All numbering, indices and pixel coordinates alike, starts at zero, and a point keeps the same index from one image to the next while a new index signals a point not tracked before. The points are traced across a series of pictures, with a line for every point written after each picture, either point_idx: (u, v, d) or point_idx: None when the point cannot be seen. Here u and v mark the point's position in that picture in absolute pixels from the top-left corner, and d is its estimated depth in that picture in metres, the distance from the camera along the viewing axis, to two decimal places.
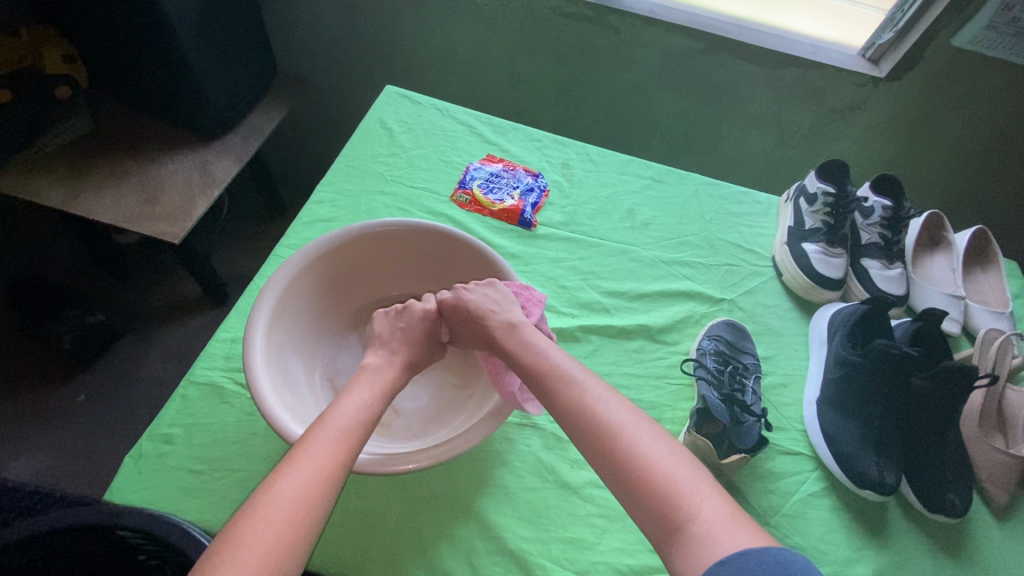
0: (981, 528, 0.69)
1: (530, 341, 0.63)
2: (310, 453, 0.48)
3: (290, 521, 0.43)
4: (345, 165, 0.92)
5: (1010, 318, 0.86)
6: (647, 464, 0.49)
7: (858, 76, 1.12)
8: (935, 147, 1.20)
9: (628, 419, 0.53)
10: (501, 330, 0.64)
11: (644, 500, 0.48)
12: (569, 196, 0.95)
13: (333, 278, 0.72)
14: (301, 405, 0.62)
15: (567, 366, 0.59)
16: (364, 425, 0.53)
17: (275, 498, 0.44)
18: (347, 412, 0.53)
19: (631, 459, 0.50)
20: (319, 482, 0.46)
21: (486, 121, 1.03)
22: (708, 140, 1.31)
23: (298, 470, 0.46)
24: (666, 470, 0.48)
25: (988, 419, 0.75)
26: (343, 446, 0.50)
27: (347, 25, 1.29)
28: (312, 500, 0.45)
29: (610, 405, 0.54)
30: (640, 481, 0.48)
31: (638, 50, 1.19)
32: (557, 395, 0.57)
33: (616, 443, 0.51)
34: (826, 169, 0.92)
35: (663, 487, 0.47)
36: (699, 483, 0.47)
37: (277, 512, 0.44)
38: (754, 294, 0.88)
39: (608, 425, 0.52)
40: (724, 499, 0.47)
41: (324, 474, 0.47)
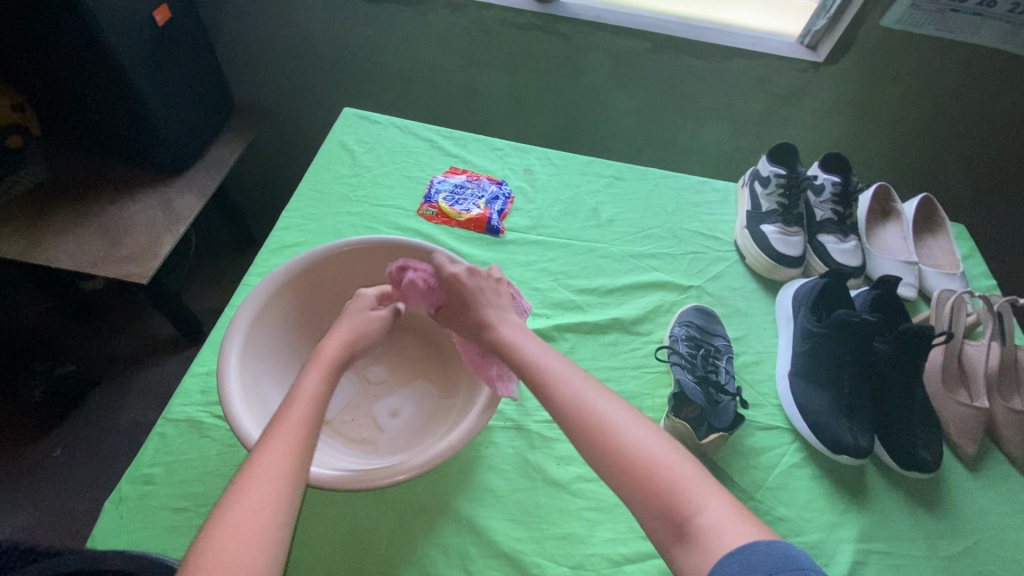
0: (955, 480, 0.72)
1: (518, 334, 0.61)
2: (260, 470, 0.46)
3: (251, 546, 0.41)
4: (310, 190, 0.92)
5: (961, 278, 0.90)
6: (643, 462, 0.49)
7: (799, 62, 1.17)
8: (877, 125, 1.26)
9: (619, 414, 0.53)
10: (494, 318, 0.63)
11: (640, 497, 0.48)
12: (534, 200, 0.97)
13: (305, 300, 0.71)
14: None
15: (551, 362, 0.57)
16: (309, 428, 0.50)
17: (237, 514, 0.43)
18: (293, 415, 0.50)
19: (625, 455, 0.49)
20: (270, 506, 0.44)
21: (447, 134, 1.04)
22: (667, 135, 1.35)
23: (248, 493, 0.44)
24: (660, 463, 0.49)
25: (952, 376, 0.79)
26: (294, 455, 0.47)
27: (302, 50, 1.31)
28: (269, 519, 0.43)
29: (598, 403, 0.53)
30: (642, 479, 0.48)
31: (589, 54, 1.23)
32: (545, 386, 0.56)
33: (609, 440, 0.51)
34: (777, 153, 0.95)
35: (662, 483, 0.48)
36: (691, 474, 0.48)
37: (226, 538, 0.41)
38: (721, 278, 0.90)
39: (597, 421, 0.52)
40: (719, 490, 0.47)
41: (279, 493, 0.45)
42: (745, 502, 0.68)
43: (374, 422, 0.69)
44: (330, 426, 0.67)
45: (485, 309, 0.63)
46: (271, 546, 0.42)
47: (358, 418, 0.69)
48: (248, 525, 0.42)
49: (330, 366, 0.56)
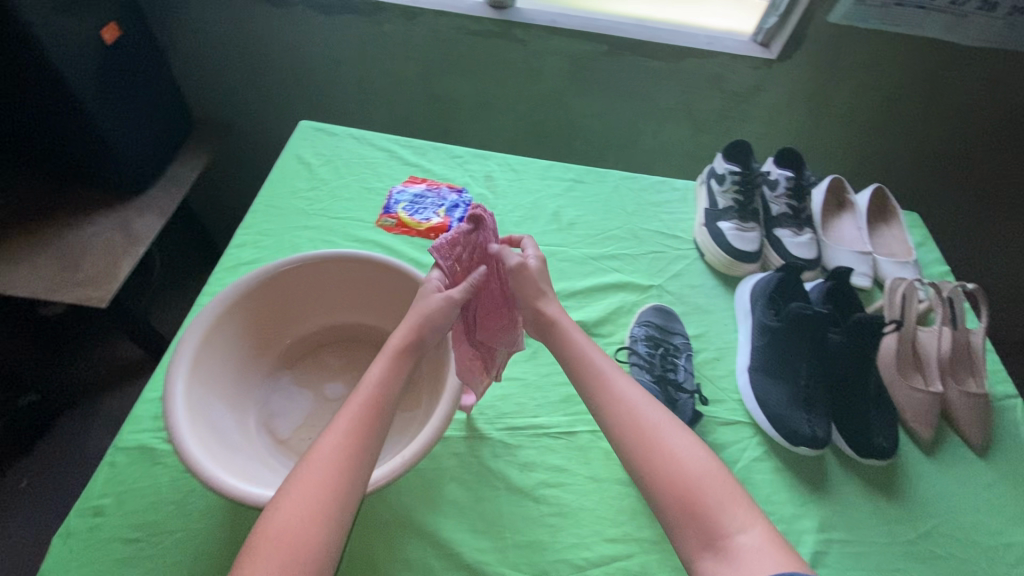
0: (913, 464, 0.74)
1: (568, 335, 0.63)
2: (318, 451, 0.51)
3: (305, 525, 0.47)
4: (266, 206, 0.91)
5: (914, 265, 0.92)
6: (685, 477, 0.52)
7: (753, 60, 1.19)
8: (833, 119, 1.28)
9: (665, 425, 0.56)
10: (552, 309, 0.64)
11: (675, 508, 0.51)
12: (495, 207, 0.97)
13: (261, 315, 0.68)
14: (242, 460, 0.58)
15: (601, 365, 0.61)
16: (367, 418, 0.54)
17: (293, 493, 0.48)
18: (349, 410, 0.54)
19: (669, 469, 0.53)
20: (321, 492, 0.48)
21: (406, 144, 1.04)
22: (630, 136, 1.36)
23: (307, 474, 0.49)
24: (705, 479, 0.52)
25: (907, 362, 0.80)
26: (347, 442, 0.52)
27: (260, 62, 1.30)
28: (321, 509, 0.48)
29: (645, 409, 0.57)
30: (685, 497, 0.51)
31: (547, 58, 1.23)
32: (591, 387, 0.60)
33: (649, 450, 0.54)
34: (732, 150, 0.96)
35: (700, 495, 0.51)
36: (730, 495, 0.51)
37: (282, 524, 0.46)
38: (680, 276, 0.91)
39: (643, 426, 0.56)
40: (750, 514, 0.50)
41: (331, 479, 0.49)
42: None
43: None
44: (286, 447, 0.66)
45: (545, 299, 0.64)
46: (326, 523, 0.47)
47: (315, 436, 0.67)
48: (301, 515, 0.47)
49: (396, 351, 0.58)
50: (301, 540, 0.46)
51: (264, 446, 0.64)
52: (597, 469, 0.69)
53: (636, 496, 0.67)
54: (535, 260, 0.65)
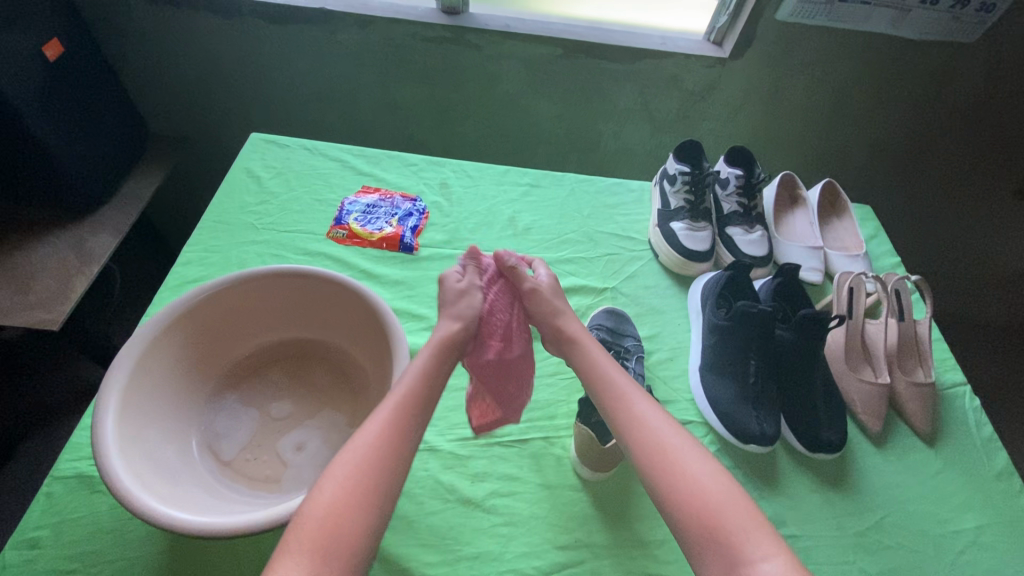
0: (862, 456, 0.75)
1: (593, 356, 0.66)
2: (359, 439, 0.55)
3: (349, 512, 0.50)
4: (213, 222, 0.89)
5: (865, 258, 0.94)
6: (704, 504, 0.52)
7: (706, 58, 1.20)
8: (789, 116, 1.30)
9: (684, 449, 0.57)
10: (576, 329, 0.69)
11: (694, 531, 0.52)
12: (449, 214, 0.96)
13: (198, 335, 0.66)
14: (180, 488, 0.56)
15: (617, 379, 0.63)
16: (407, 409, 0.57)
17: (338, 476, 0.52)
18: (390, 399, 0.58)
19: (687, 491, 0.54)
20: (363, 482, 0.52)
21: (359, 153, 1.03)
22: (591, 137, 1.36)
23: (348, 458, 0.53)
24: (720, 501, 0.52)
25: (856, 356, 0.81)
26: (388, 438, 0.55)
27: (213, 73, 1.28)
28: (360, 500, 0.51)
29: (660, 429, 0.58)
30: (705, 517, 0.52)
31: (503, 63, 1.23)
32: (606, 397, 0.62)
33: (671, 472, 0.55)
34: (683, 150, 0.97)
35: (720, 517, 0.51)
36: (751, 520, 0.51)
37: (317, 527, 0.49)
38: (635, 278, 0.92)
39: (659, 446, 0.57)
40: (774, 542, 0.50)
41: (373, 472, 0.53)
42: None
43: (278, 459, 0.65)
44: (231, 468, 0.64)
45: (569, 320, 0.70)
46: (371, 511, 0.51)
47: (261, 455, 0.66)
48: (341, 520, 0.49)
49: (441, 344, 0.65)
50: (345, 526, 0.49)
51: (208, 470, 0.63)
52: (549, 476, 0.69)
53: (587, 501, 0.68)
54: (547, 279, 0.74)
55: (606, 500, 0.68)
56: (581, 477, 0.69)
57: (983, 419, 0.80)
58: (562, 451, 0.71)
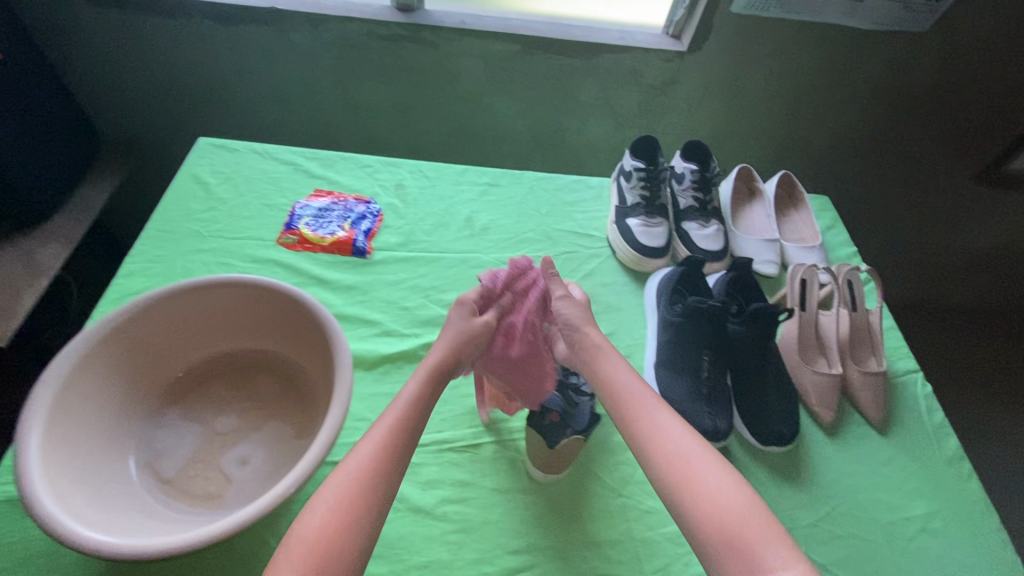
0: (816, 447, 0.75)
1: (611, 365, 0.65)
2: (352, 458, 0.53)
3: (333, 532, 0.48)
4: (157, 231, 0.87)
5: (820, 249, 0.94)
6: (723, 516, 0.50)
7: (665, 52, 1.20)
8: (751, 108, 1.30)
9: (702, 459, 0.55)
10: (598, 336, 0.68)
11: (713, 543, 0.50)
12: (405, 215, 0.94)
13: (134, 350, 0.65)
14: (112, 513, 0.54)
15: (638, 391, 0.62)
16: (403, 427, 0.56)
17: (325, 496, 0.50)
18: (386, 418, 0.56)
19: (705, 500, 0.52)
20: (348, 502, 0.50)
21: (313, 156, 1.01)
22: (555, 133, 1.35)
23: (337, 478, 0.52)
24: (741, 511, 0.51)
25: (810, 348, 0.82)
26: (375, 455, 0.53)
27: (165, 77, 1.25)
28: (344, 521, 0.49)
29: (679, 439, 0.57)
30: (725, 527, 0.50)
31: (462, 60, 1.21)
32: (624, 411, 0.61)
33: (689, 483, 0.53)
34: (639, 146, 0.96)
35: (741, 527, 0.49)
36: (771, 530, 0.49)
37: (310, 551, 0.47)
38: (592, 275, 0.91)
39: (678, 456, 0.55)
40: (795, 553, 0.48)
41: (360, 493, 0.51)
42: (614, 500, 0.68)
43: (221, 474, 0.64)
44: (172, 486, 0.63)
45: (592, 329, 0.68)
46: (357, 530, 0.49)
47: (204, 471, 0.64)
48: (326, 540, 0.47)
49: (435, 370, 0.62)
50: (329, 547, 0.47)
51: (147, 490, 0.61)
52: (502, 480, 0.68)
53: (539, 503, 0.67)
54: (576, 296, 0.73)
55: (559, 501, 0.67)
56: (534, 479, 0.69)
57: (934, 405, 0.81)
58: (516, 454, 0.71)
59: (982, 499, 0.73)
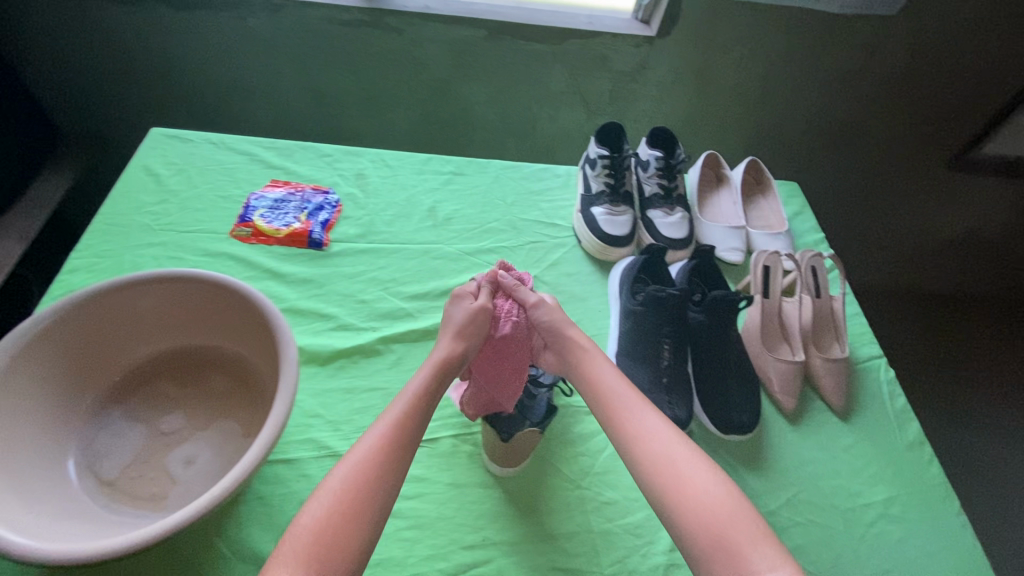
0: (778, 434, 0.75)
1: (597, 366, 0.64)
2: (352, 454, 0.53)
3: (333, 529, 0.48)
4: (105, 224, 0.84)
5: (786, 236, 0.93)
6: (712, 517, 0.51)
7: (634, 37, 1.18)
8: (722, 95, 1.28)
9: (691, 462, 0.55)
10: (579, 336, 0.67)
11: (701, 544, 0.50)
12: (365, 206, 0.92)
13: (72, 348, 0.62)
14: (45, 517, 0.52)
15: (622, 393, 0.61)
16: (405, 424, 0.56)
17: (324, 494, 0.50)
18: (388, 415, 0.56)
19: (694, 502, 0.52)
20: (349, 498, 0.49)
21: (270, 146, 0.98)
22: (526, 122, 1.32)
23: (337, 474, 0.51)
24: (729, 513, 0.51)
25: (773, 335, 0.82)
26: (376, 452, 0.53)
27: (122, 66, 1.21)
28: (343, 518, 0.48)
29: (664, 441, 0.56)
30: (712, 530, 0.50)
31: (427, 47, 1.18)
32: (609, 414, 0.60)
33: (678, 484, 0.53)
34: (605, 133, 0.94)
35: (729, 529, 0.49)
36: (759, 533, 0.49)
37: (308, 546, 0.46)
38: (557, 266, 0.89)
39: (662, 460, 0.55)
40: (781, 555, 0.48)
41: (362, 490, 0.50)
42: (572, 492, 0.68)
43: (165, 475, 0.62)
44: (113, 489, 0.60)
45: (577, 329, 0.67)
46: (358, 526, 0.48)
47: (147, 473, 0.62)
48: (326, 537, 0.47)
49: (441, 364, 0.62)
50: (328, 545, 0.47)
51: (85, 493, 0.58)
52: (458, 475, 0.67)
53: (497, 497, 0.66)
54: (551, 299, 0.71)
55: (517, 495, 0.66)
56: (491, 473, 0.68)
57: (897, 390, 0.81)
58: (473, 448, 0.70)
59: (942, 484, 0.73)
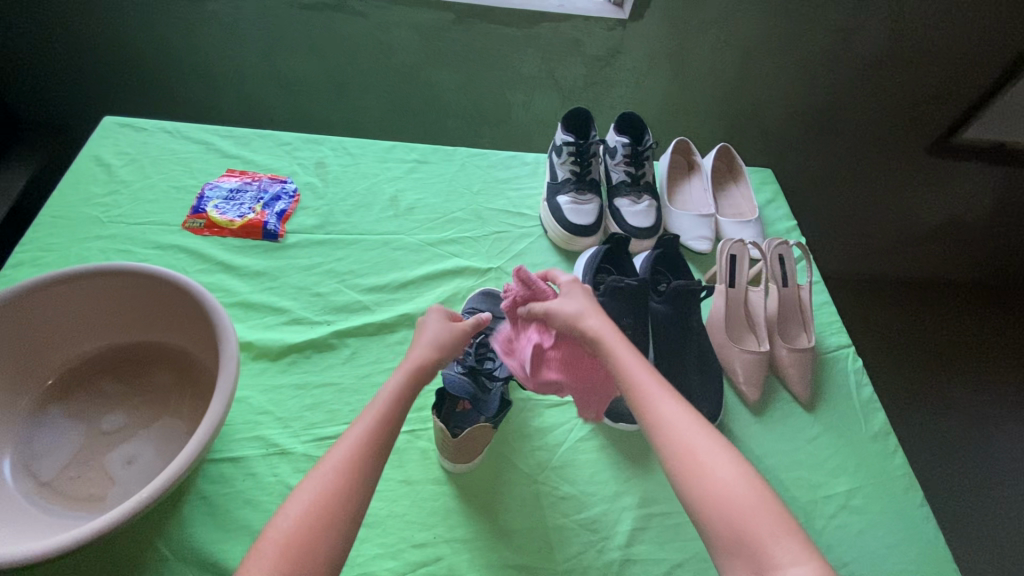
0: (742, 426, 0.74)
1: (616, 353, 0.57)
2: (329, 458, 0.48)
3: (305, 542, 0.43)
4: (51, 216, 0.81)
5: (756, 224, 0.92)
6: (732, 508, 0.46)
7: (606, 21, 1.15)
8: (697, 81, 1.26)
9: (713, 450, 0.50)
10: (595, 324, 0.59)
11: (721, 537, 0.46)
12: (324, 195, 0.89)
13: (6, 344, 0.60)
14: None
15: (639, 373, 0.55)
16: (381, 429, 0.50)
17: (301, 502, 0.45)
18: (363, 420, 0.51)
19: (715, 491, 0.47)
20: (321, 508, 0.45)
21: (227, 134, 0.95)
22: (499, 110, 1.29)
23: (313, 481, 0.47)
24: (751, 503, 0.46)
25: (739, 325, 0.81)
26: (349, 459, 0.48)
27: (80, 52, 1.16)
28: (316, 530, 0.44)
29: (681, 426, 0.51)
30: (731, 522, 0.46)
31: (394, 31, 1.15)
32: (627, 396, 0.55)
33: (697, 474, 0.48)
34: (571, 119, 0.92)
35: (749, 521, 0.45)
36: (784, 524, 0.45)
37: (273, 561, 0.42)
38: (522, 257, 0.87)
39: (682, 446, 0.50)
40: (807, 548, 0.44)
41: (333, 500, 0.46)
42: (528, 487, 0.66)
43: (104, 474, 0.60)
44: (49, 489, 0.58)
45: (590, 319, 0.60)
46: (328, 540, 0.44)
47: (85, 472, 0.60)
48: (299, 548, 0.43)
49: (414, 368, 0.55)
50: (300, 559, 0.42)
51: (18, 495, 0.56)
52: (411, 472, 0.66)
53: (450, 494, 0.64)
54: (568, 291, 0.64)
55: (472, 491, 0.65)
56: (445, 469, 0.66)
57: (864, 380, 0.80)
58: (427, 445, 0.68)
59: (906, 475, 0.72)
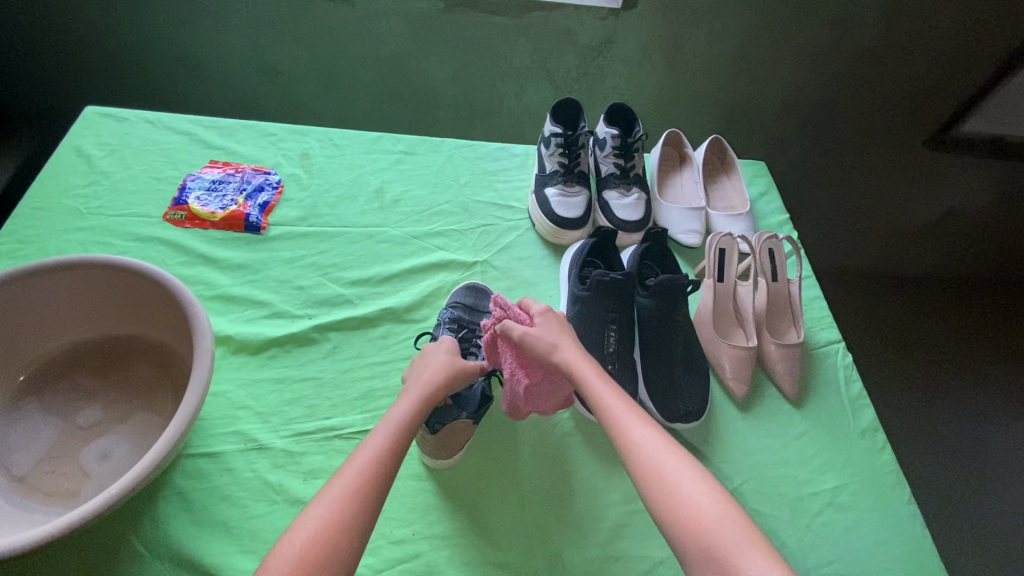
0: (727, 422, 0.73)
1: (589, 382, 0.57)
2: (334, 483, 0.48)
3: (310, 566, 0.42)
4: (29, 207, 0.79)
5: (747, 217, 0.90)
6: (698, 524, 0.46)
7: (598, 10, 1.13)
8: (691, 73, 1.24)
9: (679, 465, 0.50)
10: (570, 355, 0.59)
11: (691, 554, 0.45)
12: (308, 187, 0.88)
13: None
14: None
15: (603, 400, 0.55)
16: (390, 453, 0.50)
17: (302, 527, 0.45)
18: (369, 445, 0.51)
19: (684, 507, 0.47)
20: (329, 531, 0.44)
21: (210, 124, 0.93)
22: (491, 101, 1.27)
23: (314, 505, 0.46)
24: (716, 517, 0.46)
25: (727, 320, 0.80)
26: (355, 482, 0.47)
27: (65, 40, 1.15)
28: (321, 556, 0.43)
29: (646, 445, 0.51)
30: (697, 537, 0.45)
31: (383, 20, 1.13)
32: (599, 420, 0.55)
33: (664, 490, 0.48)
34: (560, 109, 0.90)
35: (715, 535, 0.45)
36: (749, 535, 0.45)
37: None
38: (509, 250, 0.86)
39: (648, 465, 0.50)
40: (771, 557, 0.43)
41: (340, 523, 0.45)
42: (509, 483, 0.65)
43: (79, 470, 0.59)
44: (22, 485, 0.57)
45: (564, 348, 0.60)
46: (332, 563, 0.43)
47: (60, 468, 0.59)
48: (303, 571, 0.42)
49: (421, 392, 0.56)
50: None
51: None
52: None
53: (430, 490, 0.64)
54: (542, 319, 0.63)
55: (452, 487, 0.64)
56: (425, 465, 0.65)
57: (853, 375, 0.79)
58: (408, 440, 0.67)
59: (893, 472, 0.71)
